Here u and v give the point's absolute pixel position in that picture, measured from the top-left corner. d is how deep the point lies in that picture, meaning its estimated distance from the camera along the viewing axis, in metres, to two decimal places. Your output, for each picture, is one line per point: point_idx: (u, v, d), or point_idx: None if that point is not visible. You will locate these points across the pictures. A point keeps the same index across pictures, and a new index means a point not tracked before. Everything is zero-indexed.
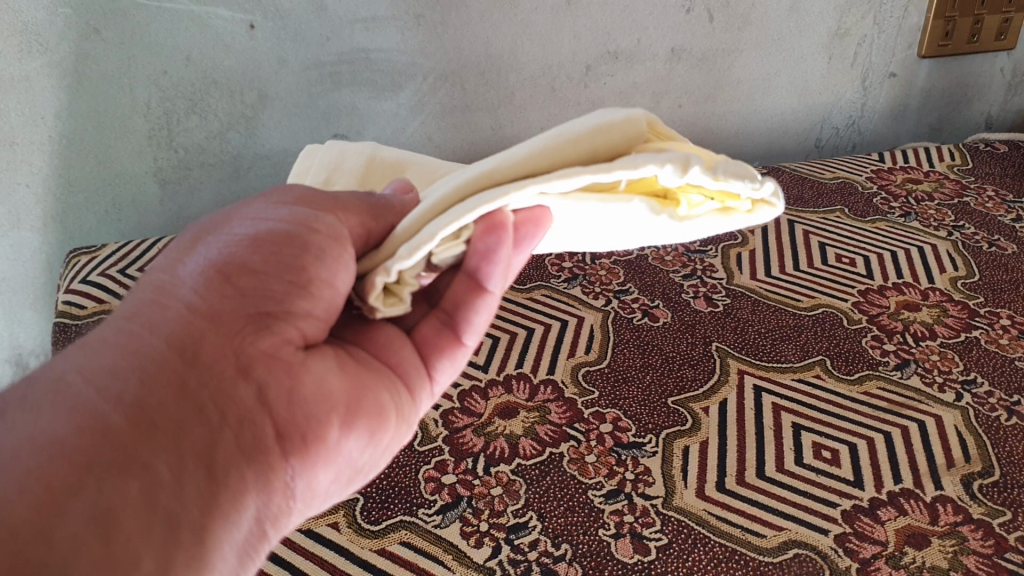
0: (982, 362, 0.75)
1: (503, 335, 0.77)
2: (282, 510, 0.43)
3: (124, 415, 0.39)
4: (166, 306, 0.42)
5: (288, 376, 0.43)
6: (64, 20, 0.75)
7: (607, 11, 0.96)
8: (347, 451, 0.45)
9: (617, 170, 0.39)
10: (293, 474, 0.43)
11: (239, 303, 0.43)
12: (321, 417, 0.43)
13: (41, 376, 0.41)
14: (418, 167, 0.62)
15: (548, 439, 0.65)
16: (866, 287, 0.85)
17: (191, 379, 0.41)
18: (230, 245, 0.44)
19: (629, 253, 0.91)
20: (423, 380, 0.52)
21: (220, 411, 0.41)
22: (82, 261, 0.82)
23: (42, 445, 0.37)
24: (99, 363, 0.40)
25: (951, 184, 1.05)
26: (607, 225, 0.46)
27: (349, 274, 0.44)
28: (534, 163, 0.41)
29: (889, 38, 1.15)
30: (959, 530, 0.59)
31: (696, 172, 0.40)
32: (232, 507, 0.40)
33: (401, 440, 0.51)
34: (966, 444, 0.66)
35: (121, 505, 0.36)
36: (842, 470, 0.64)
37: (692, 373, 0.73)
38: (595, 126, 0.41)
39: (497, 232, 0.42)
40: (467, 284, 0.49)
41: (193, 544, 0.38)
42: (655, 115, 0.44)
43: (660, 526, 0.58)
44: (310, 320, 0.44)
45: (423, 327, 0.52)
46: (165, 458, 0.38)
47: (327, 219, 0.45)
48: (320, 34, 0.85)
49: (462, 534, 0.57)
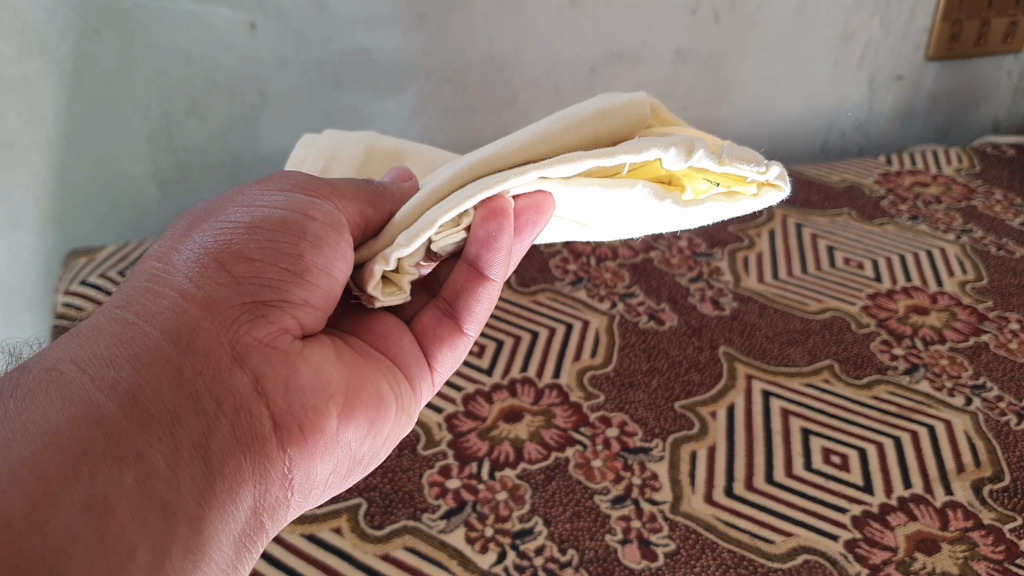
0: (991, 366, 0.74)
1: (507, 338, 0.76)
2: (279, 501, 0.42)
3: (119, 404, 0.38)
4: (159, 295, 0.42)
5: (285, 365, 0.42)
6: (64, 20, 0.74)
7: (612, 12, 0.95)
8: (345, 441, 0.45)
9: (619, 154, 0.38)
10: (290, 465, 0.42)
11: (234, 292, 0.42)
12: (318, 406, 0.43)
13: (35, 366, 0.40)
14: (417, 156, 0.61)
15: (554, 443, 0.64)
16: (874, 291, 0.84)
17: (186, 367, 0.40)
18: (226, 233, 0.43)
19: (635, 256, 0.90)
20: (423, 371, 0.52)
21: (216, 400, 0.40)
22: (81, 263, 0.81)
23: (36, 433, 0.36)
24: (94, 352, 0.40)
25: (959, 187, 1.04)
26: (610, 213, 0.45)
27: (345, 262, 0.44)
28: (535, 150, 0.40)
29: (896, 40, 1.14)
30: (969, 536, 0.58)
31: (701, 156, 0.39)
32: (229, 497, 0.39)
33: (401, 432, 0.51)
34: (976, 449, 0.65)
35: (116, 493, 0.35)
36: (851, 475, 0.63)
37: (699, 377, 0.72)
38: (597, 111, 0.40)
39: (498, 219, 0.42)
40: (467, 274, 0.50)
41: (189, 533, 0.37)
42: (657, 101, 0.44)
43: (668, 532, 0.57)
44: (306, 310, 0.44)
45: (423, 317, 0.53)
46: (161, 446, 0.37)
47: (323, 206, 0.45)
48: (321, 34, 0.85)
49: (468, 540, 0.56)
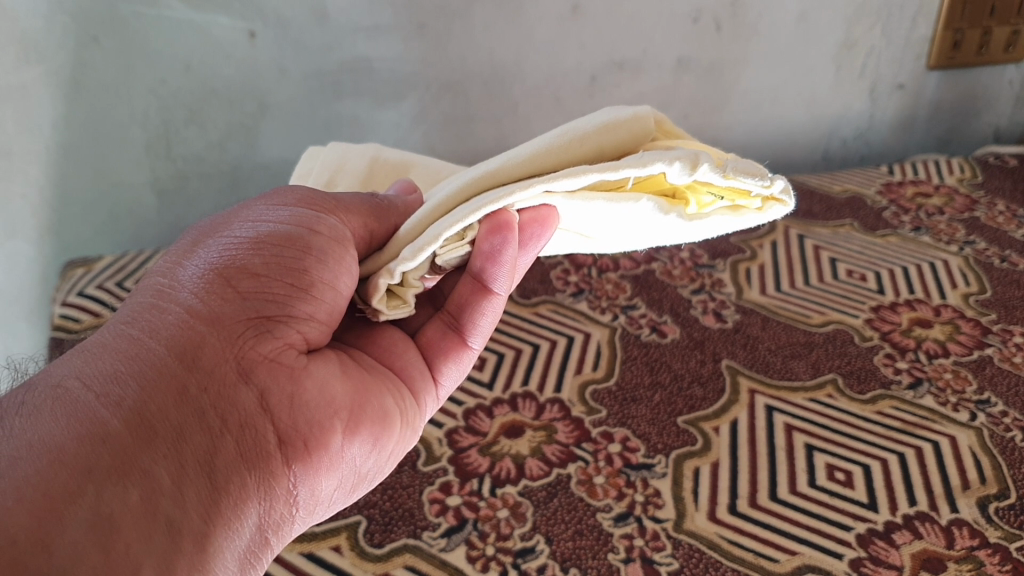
0: (996, 380, 0.73)
1: (508, 351, 0.75)
2: (284, 518, 0.41)
3: (123, 420, 0.37)
4: (165, 310, 0.41)
5: (290, 380, 0.42)
6: (62, 28, 0.73)
7: (612, 21, 0.95)
8: (351, 456, 0.44)
9: (623, 168, 0.37)
10: (295, 481, 0.41)
11: (239, 308, 0.41)
12: (323, 422, 0.42)
13: (38, 382, 0.39)
14: (420, 167, 0.60)
15: (556, 460, 0.64)
16: (877, 304, 0.84)
17: (191, 384, 0.39)
18: (231, 248, 0.43)
19: (637, 267, 0.89)
20: (427, 384, 0.51)
21: (220, 417, 0.39)
22: (78, 274, 0.80)
23: (40, 450, 0.35)
24: (98, 368, 0.39)
25: (961, 199, 1.03)
26: (615, 226, 0.45)
27: (350, 275, 0.44)
28: (539, 163, 0.39)
29: (898, 49, 1.14)
30: (976, 555, 0.57)
31: (706, 170, 0.38)
32: (234, 514, 0.38)
33: (406, 446, 0.50)
34: (981, 466, 0.65)
35: (120, 512, 0.35)
36: (856, 492, 0.62)
37: (702, 392, 0.71)
38: (601, 124, 0.39)
39: (503, 233, 0.42)
40: (472, 286, 0.49)
41: (194, 551, 0.36)
42: (661, 113, 0.43)
43: (671, 551, 0.57)
44: (312, 325, 0.43)
45: (428, 331, 0.52)
46: (165, 464, 0.37)
47: (329, 220, 0.44)
48: (320, 43, 0.84)
49: (468, 559, 0.55)
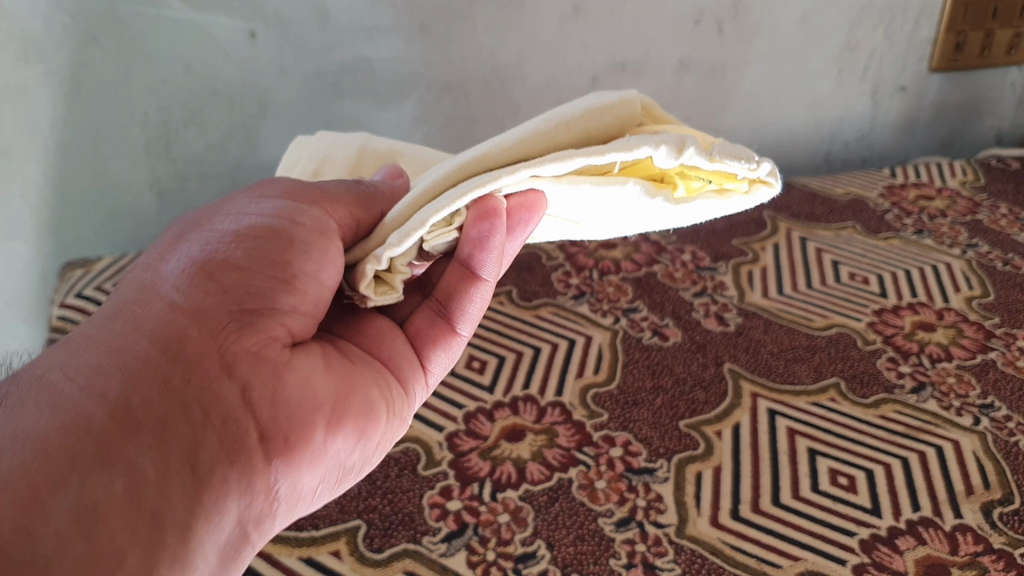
0: (999, 385, 0.73)
1: (509, 355, 0.75)
2: (268, 513, 0.40)
3: (106, 412, 0.37)
4: (150, 305, 0.41)
5: (274, 374, 0.41)
6: (60, 28, 0.73)
7: (617, 22, 0.94)
8: (335, 451, 0.43)
9: (610, 152, 0.37)
10: (275, 476, 0.40)
11: (222, 301, 0.41)
12: (307, 415, 0.41)
13: (24, 374, 0.39)
14: (411, 158, 0.59)
15: (556, 464, 0.63)
16: (879, 306, 0.83)
17: (175, 376, 0.39)
18: (214, 241, 0.42)
19: (637, 268, 0.88)
20: (415, 372, 0.51)
21: (203, 410, 0.39)
22: (77, 275, 0.80)
23: (23, 441, 0.35)
24: (82, 362, 0.39)
25: (964, 201, 1.03)
26: (603, 211, 0.44)
27: (335, 265, 0.43)
28: (526, 148, 0.39)
29: (901, 51, 1.13)
30: (980, 561, 0.57)
31: (692, 153, 0.39)
32: (216, 508, 0.38)
33: (394, 436, 0.49)
34: (985, 471, 0.64)
35: (103, 501, 0.35)
36: (859, 497, 0.62)
37: (705, 396, 0.71)
38: (589, 108, 0.39)
39: (490, 219, 0.41)
40: (460, 274, 0.48)
41: (177, 543, 0.36)
42: (650, 98, 0.43)
43: (673, 556, 0.56)
44: (295, 317, 0.43)
45: (416, 319, 0.52)
46: (149, 454, 0.36)
47: (311, 211, 0.43)
48: (321, 43, 0.84)
49: (469, 564, 0.55)
